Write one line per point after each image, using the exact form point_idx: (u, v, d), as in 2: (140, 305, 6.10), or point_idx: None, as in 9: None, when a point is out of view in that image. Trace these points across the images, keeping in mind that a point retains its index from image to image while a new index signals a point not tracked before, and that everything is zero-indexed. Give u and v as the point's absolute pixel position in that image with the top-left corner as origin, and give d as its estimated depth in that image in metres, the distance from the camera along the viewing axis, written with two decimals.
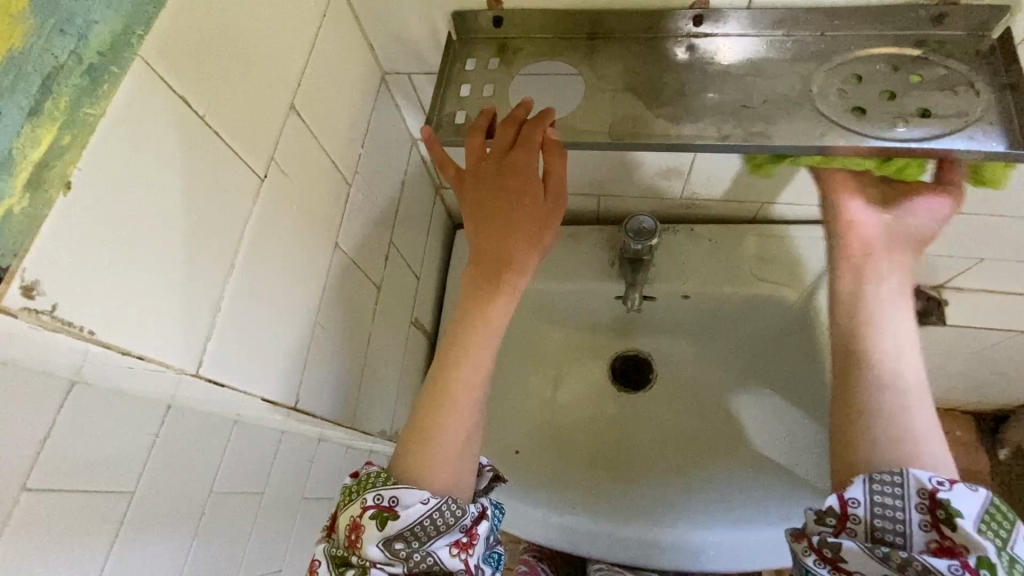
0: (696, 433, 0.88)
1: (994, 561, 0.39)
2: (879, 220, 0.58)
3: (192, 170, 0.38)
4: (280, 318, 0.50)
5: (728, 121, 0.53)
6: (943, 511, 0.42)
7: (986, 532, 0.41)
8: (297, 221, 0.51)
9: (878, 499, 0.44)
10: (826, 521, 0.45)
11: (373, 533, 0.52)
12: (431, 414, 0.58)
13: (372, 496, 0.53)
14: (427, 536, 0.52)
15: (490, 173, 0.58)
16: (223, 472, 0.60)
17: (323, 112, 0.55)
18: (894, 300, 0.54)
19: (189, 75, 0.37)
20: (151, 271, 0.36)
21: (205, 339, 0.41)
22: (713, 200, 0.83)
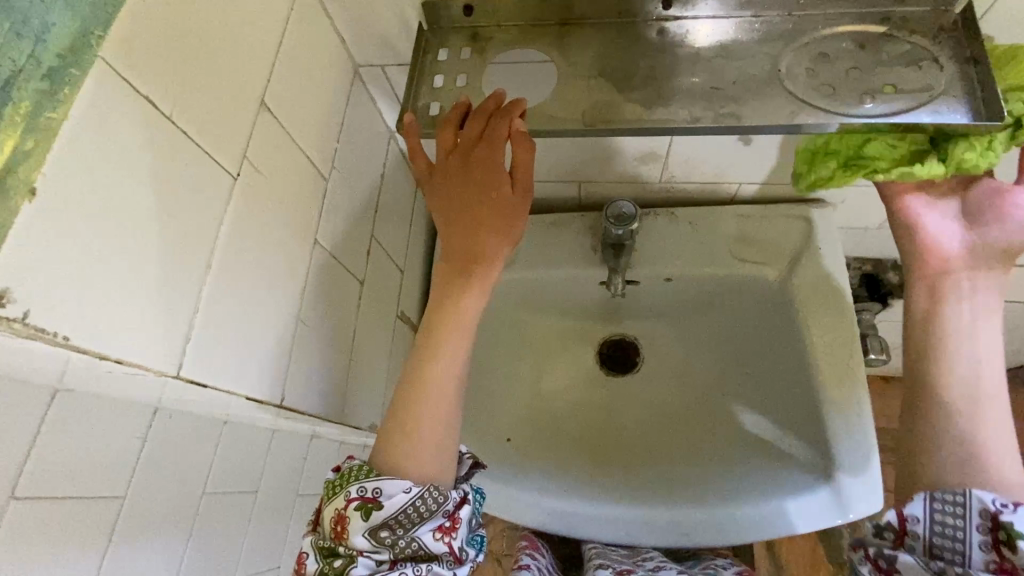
0: (683, 411, 0.90)
1: None
2: (950, 231, 0.54)
3: (160, 172, 0.38)
4: (261, 317, 0.50)
5: (700, 103, 0.53)
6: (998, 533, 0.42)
7: None
8: (273, 218, 0.51)
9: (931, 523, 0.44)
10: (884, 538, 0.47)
11: (359, 523, 0.53)
12: (412, 402, 0.58)
13: (356, 488, 0.54)
14: (412, 522, 0.53)
15: (455, 166, 0.59)
16: (214, 473, 0.59)
17: (295, 107, 0.54)
18: (980, 322, 0.51)
19: (153, 74, 0.37)
20: (124, 275, 0.36)
21: (185, 340, 0.41)
22: (692, 182, 0.83)
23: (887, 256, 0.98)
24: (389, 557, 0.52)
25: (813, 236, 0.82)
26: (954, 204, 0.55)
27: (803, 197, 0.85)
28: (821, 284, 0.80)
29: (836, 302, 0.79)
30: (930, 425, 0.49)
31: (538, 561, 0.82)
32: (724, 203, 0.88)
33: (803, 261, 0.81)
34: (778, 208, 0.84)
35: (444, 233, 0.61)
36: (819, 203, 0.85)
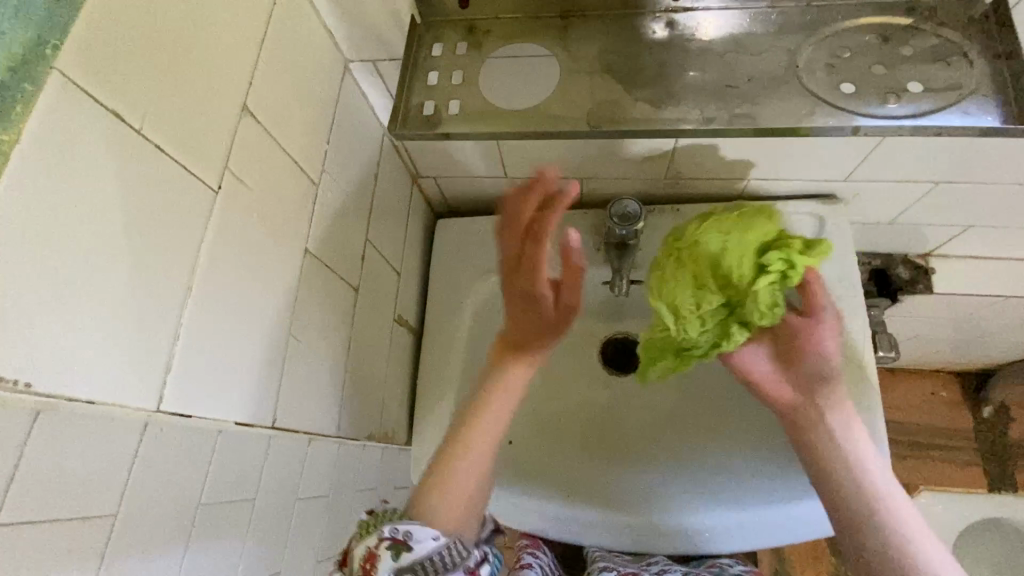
0: (688, 412, 0.87)
1: None
2: (774, 370, 0.65)
3: (133, 191, 0.35)
4: (249, 335, 0.48)
5: (712, 102, 0.50)
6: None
7: None
8: (260, 230, 0.48)
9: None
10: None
11: (388, 562, 0.51)
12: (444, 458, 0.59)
13: (387, 529, 0.52)
14: (441, 568, 0.52)
15: (530, 249, 0.57)
16: (214, 479, 0.46)
17: (280, 110, 0.51)
18: (851, 441, 0.60)
19: (117, 85, 0.34)
20: (94, 307, 0.34)
21: (164, 371, 0.40)
22: (699, 177, 0.80)
23: (898, 249, 0.95)
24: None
25: (827, 230, 0.80)
26: (763, 343, 0.64)
27: (814, 192, 0.82)
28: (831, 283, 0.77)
29: (848, 304, 0.76)
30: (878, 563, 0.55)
31: (541, 559, 0.81)
32: (732, 199, 0.85)
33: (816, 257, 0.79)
34: (787, 205, 0.81)
35: (505, 319, 0.63)
36: (832, 199, 0.81)
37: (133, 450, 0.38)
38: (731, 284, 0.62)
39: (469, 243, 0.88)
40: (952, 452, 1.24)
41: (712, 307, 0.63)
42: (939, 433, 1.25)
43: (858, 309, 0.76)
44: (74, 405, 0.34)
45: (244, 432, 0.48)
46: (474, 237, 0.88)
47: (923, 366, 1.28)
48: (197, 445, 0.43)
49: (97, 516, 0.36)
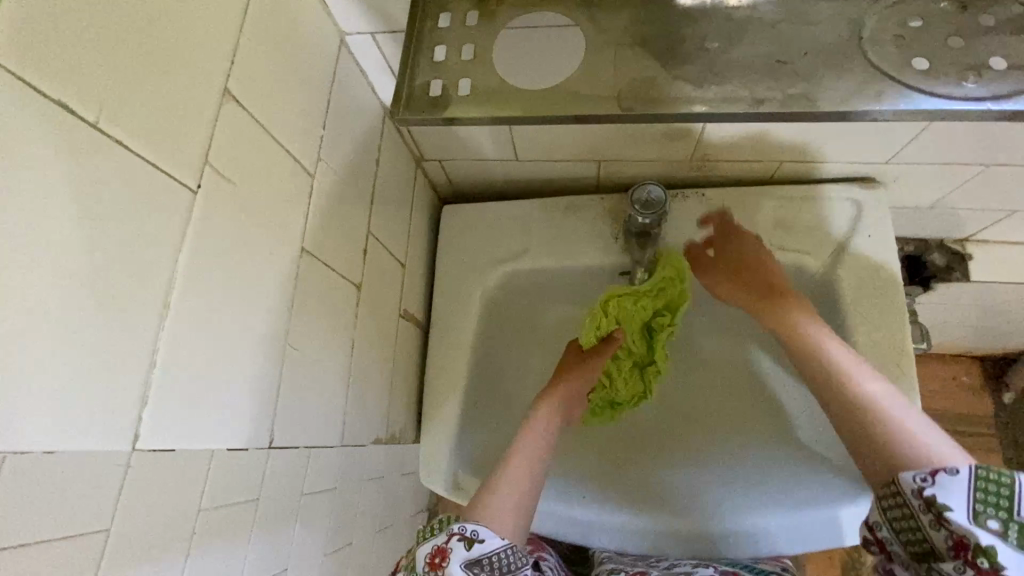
0: (707, 408, 0.84)
1: (991, 545, 0.36)
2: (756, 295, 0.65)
3: (84, 195, 0.30)
4: (241, 352, 0.42)
5: (762, 80, 0.45)
6: (983, 476, 0.38)
7: (983, 516, 0.37)
8: (253, 230, 0.43)
9: (971, 501, 0.38)
10: (907, 514, 0.40)
11: (459, 553, 0.51)
12: (487, 489, 0.57)
13: (458, 525, 0.53)
14: (507, 568, 0.51)
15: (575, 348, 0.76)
16: (209, 495, 0.40)
17: (267, 92, 0.45)
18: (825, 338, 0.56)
19: (64, 72, 0.28)
20: (48, 336, 0.28)
21: (139, 408, 0.33)
22: (728, 159, 0.73)
23: (933, 234, 0.89)
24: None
25: (866, 214, 0.73)
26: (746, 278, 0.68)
27: (850, 175, 0.75)
28: (871, 274, 0.72)
29: (888, 296, 0.71)
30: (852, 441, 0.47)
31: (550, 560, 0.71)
32: (760, 182, 0.78)
33: (852, 246, 0.73)
34: (820, 188, 0.75)
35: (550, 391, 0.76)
36: (870, 181, 0.75)
37: (115, 492, 0.33)
38: (632, 352, 0.77)
39: (478, 231, 0.83)
40: (972, 440, 1.19)
41: (626, 366, 0.77)
42: (958, 420, 1.21)
43: (899, 302, 0.70)
44: (39, 444, 0.28)
45: (239, 459, 0.43)
46: (483, 225, 0.83)
47: (943, 352, 1.23)
48: (185, 485, 0.38)
49: (90, 533, 0.31)
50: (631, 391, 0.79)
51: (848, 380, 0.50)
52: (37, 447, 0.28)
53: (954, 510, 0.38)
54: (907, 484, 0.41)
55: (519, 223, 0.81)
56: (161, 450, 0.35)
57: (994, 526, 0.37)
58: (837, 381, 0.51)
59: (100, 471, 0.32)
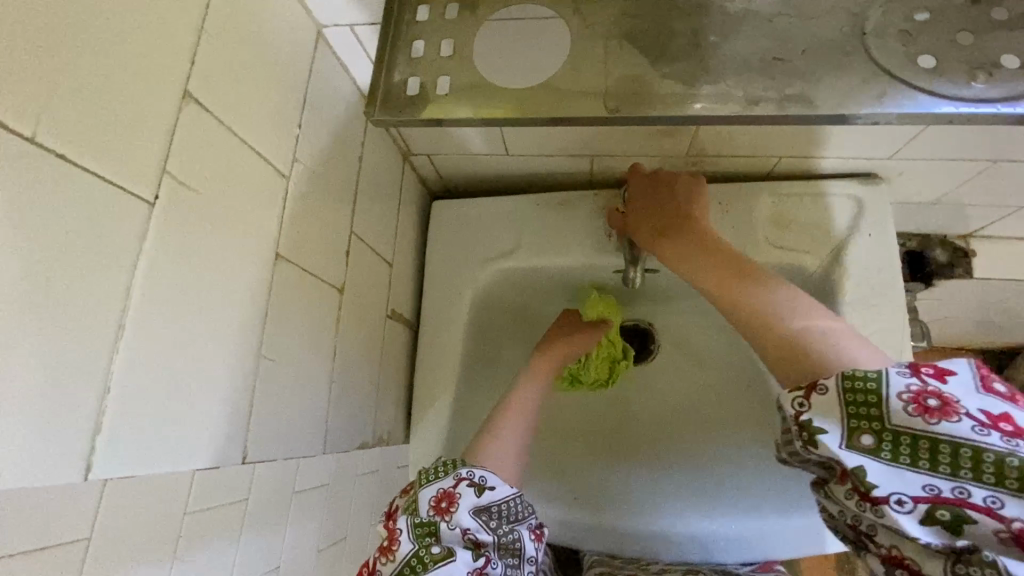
0: (700, 406, 0.82)
1: (861, 465, 0.36)
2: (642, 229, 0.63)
3: (20, 215, 0.28)
4: (208, 367, 0.40)
5: (758, 79, 0.42)
6: (849, 387, 0.37)
7: (854, 434, 0.37)
8: (218, 240, 0.41)
9: (844, 420, 0.37)
10: (792, 442, 0.40)
11: (468, 499, 0.54)
12: (485, 435, 0.62)
13: (467, 471, 0.56)
14: (513, 516, 0.55)
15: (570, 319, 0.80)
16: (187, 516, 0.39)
17: (233, 91, 0.43)
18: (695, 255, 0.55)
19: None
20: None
21: (90, 438, 0.32)
22: (723, 155, 0.70)
23: (938, 230, 0.87)
24: (488, 545, 0.52)
25: (867, 212, 0.71)
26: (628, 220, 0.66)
27: (851, 171, 0.73)
28: (870, 274, 0.70)
29: (889, 298, 0.68)
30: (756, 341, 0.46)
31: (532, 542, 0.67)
32: (758, 178, 0.76)
33: (852, 246, 0.71)
34: (819, 185, 0.73)
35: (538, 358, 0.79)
36: (872, 177, 0.72)
37: (88, 510, 0.32)
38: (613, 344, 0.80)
39: (468, 228, 0.81)
40: None
41: (605, 351, 0.80)
42: None
43: (899, 304, 0.68)
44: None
45: (212, 478, 0.41)
46: (473, 221, 0.81)
47: (946, 347, 1.21)
48: (159, 498, 0.37)
49: (71, 542, 0.31)
50: (598, 381, 0.81)
51: (756, 288, 0.48)
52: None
53: (827, 432, 0.37)
54: (788, 409, 0.40)
55: (509, 220, 0.79)
56: (125, 468, 0.34)
57: (868, 442, 0.36)
58: (750, 305, 0.47)
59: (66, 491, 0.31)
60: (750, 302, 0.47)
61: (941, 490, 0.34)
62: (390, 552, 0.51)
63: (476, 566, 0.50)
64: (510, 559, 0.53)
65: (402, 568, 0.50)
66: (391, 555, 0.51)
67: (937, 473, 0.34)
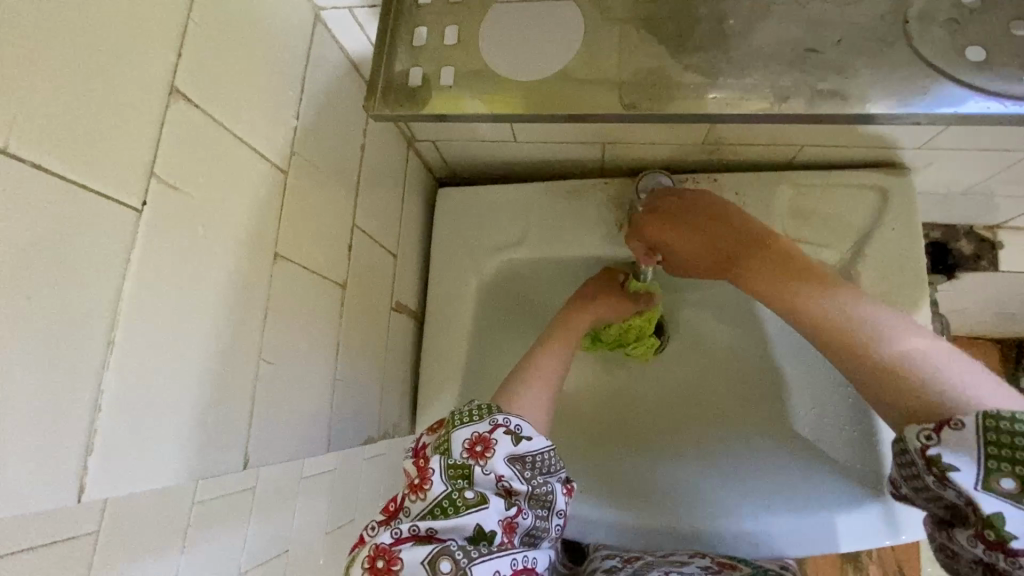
0: (707, 399, 0.81)
1: (999, 509, 0.34)
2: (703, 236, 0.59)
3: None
4: (205, 378, 0.39)
5: (790, 72, 0.40)
6: (992, 426, 0.35)
7: (991, 474, 0.35)
8: (213, 243, 0.39)
9: (982, 461, 0.35)
10: (915, 474, 0.38)
11: (504, 447, 0.47)
12: (516, 383, 0.60)
13: (504, 417, 0.50)
14: (547, 468, 0.49)
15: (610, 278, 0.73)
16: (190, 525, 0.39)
17: (225, 84, 0.40)
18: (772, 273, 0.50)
19: None
20: None
21: (81, 459, 0.31)
22: (743, 144, 0.67)
23: (964, 220, 0.83)
24: (521, 495, 0.47)
25: (892, 205, 0.67)
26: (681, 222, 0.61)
27: (877, 161, 0.69)
28: (895, 270, 0.66)
29: (914, 295, 0.65)
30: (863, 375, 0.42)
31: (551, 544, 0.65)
32: (777, 167, 0.72)
33: (875, 240, 0.67)
34: (843, 175, 0.69)
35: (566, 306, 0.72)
36: (898, 167, 0.69)
37: (85, 517, 0.32)
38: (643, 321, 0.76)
39: (473, 218, 0.78)
40: None
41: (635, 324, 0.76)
42: None
43: (924, 302, 0.65)
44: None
45: (216, 483, 0.41)
46: (479, 211, 0.78)
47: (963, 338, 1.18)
48: (164, 501, 0.37)
49: (77, 536, 0.31)
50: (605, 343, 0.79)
51: (844, 313, 0.45)
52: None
53: (959, 471, 0.35)
54: (911, 442, 0.38)
55: (517, 209, 0.77)
56: (124, 484, 0.34)
57: (1009, 487, 0.34)
58: (845, 333, 0.44)
59: (64, 513, 0.30)
60: (849, 329, 0.44)
61: None
62: (420, 492, 0.46)
63: (507, 515, 0.45)
64: (540, 512, 0.49)
65: (432, 509, 0.45)
66: (422, 494, 0.46)
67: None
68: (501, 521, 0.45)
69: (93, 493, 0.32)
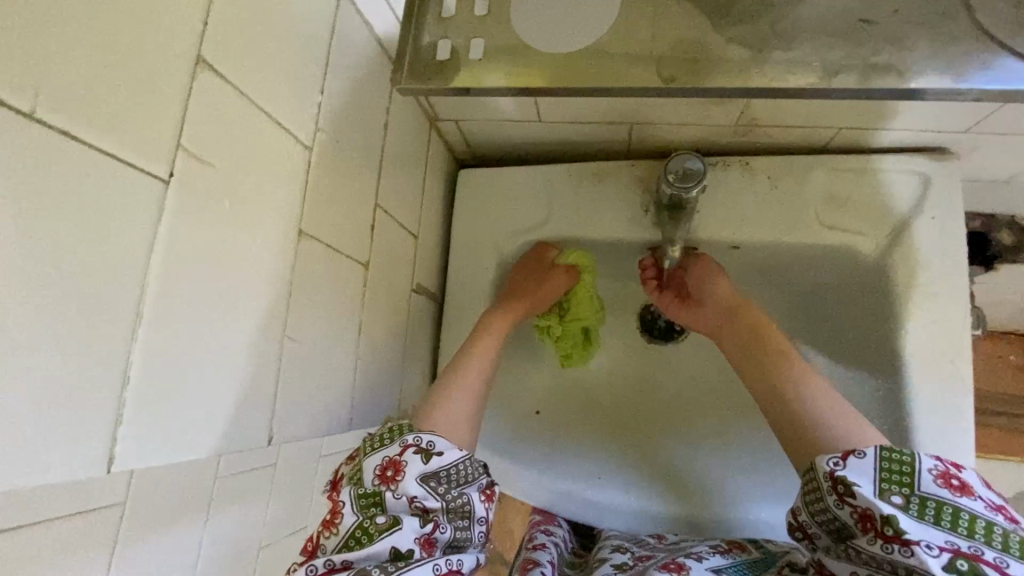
0: (730, 388, 0.79)
1: (892, 513, 0.38)
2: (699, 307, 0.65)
3: (11, 197, 0.26)
4: (229, 355, 0.39)
5: (840, 44, 0.38)
6: (887, 455, 0.40)
7: (886, 491, 0.39)
8: (238, 218, 0.39)
9: (878, 478, 0.40)
10: (820, 494, 0.42)
11: (415, 466, 0.45)
12: (438, 392, 0.55)
13: (414, 436, 0.47)
14: (464, 479, 0.47)
15: (536, 268, 0.71)
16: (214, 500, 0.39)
17: (251, 57, 0.39)
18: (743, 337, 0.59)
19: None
20: (14, 351, 0.26)
21: (111, 430, 0.31)
22: (777, 126, 0.64)
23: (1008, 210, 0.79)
24: (437, 511, 0.45)
25: (933, 191, 0.64)
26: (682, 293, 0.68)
27: (919, 145, 0.66)
28: (935, 261, 0.63)
29: (954, 288, 0.63)
30: (788, 420, 0.49)
31: (555, 538, 0.67)
32: (812, 150, 0.70)
33: (914, 227, 0.64)
34: (882, 159, 0.66)
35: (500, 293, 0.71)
36: (941, 151, 0.66)
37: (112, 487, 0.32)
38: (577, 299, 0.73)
39: (494, 199, 0.77)
40: None
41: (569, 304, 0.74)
42: None
43: (964, 294, 0.63)
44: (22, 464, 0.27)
45: (238, 460, 0.41)
46: (500, 192, 0.77)
47: None
48: (189, 474, 0.37)
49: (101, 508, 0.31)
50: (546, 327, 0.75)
51: (787, 372, 0.52)
52: (17, 470, 0.27)
53: (857, 482, 0.40)
54: (821, 467, 0.42)
55: (539, 192, 0.75)
56: (151, 459, 0.34)
57: (897, 500, 0.39)
58: (782, 391, 0.51)
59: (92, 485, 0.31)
60: (783, 384, 0.51)
61: (943, 545, 0.37)
62: (332, 526, 0.44)
63: (424, 532, 0.44)
64: (460, 523, 0.46)
65: (346, 541, 0.43)
66: (335, 529, 0.44)
67: (958, 532, 0.37)
68: (417, 539, 0.43)
69: (120, 467, 0.32)
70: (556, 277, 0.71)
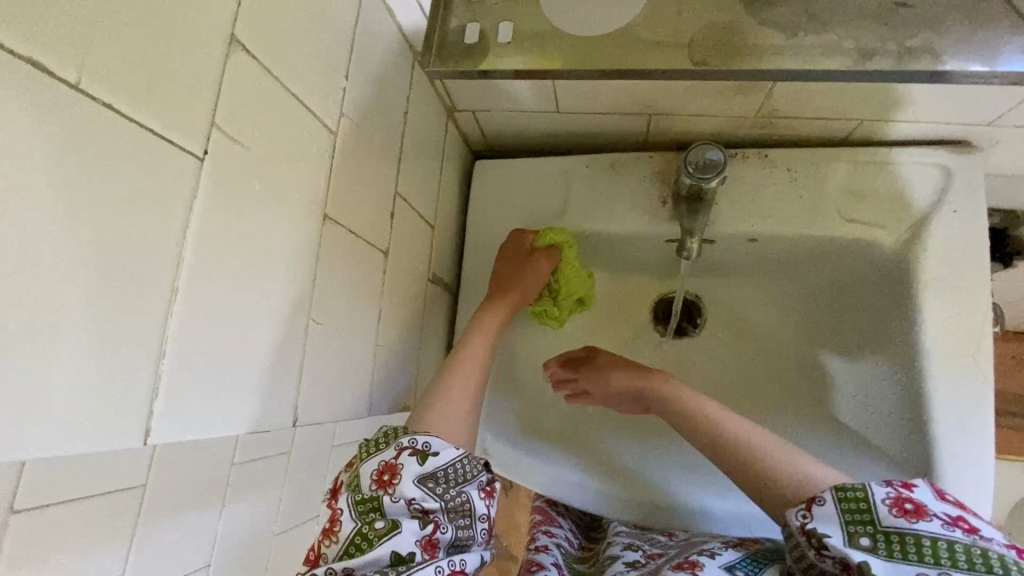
0: None
1: (863, 558, 0.34)
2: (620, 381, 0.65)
3: (62, 166, 0.26)
4: (255, 337, 0.39)
5: (876, 27, 0.40)
6: (840, 497, 0.37)
7: (853, 535, 0.36)
8: (267, 200, 0.39)
9: (842, 523, 0.36)
10: (804, 554, 0.38)
11: (411, 468, 0.44)
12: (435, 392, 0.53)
13: (409, 438, 0.46)
14: (462, 477, 0.46)
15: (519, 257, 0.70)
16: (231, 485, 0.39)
17: (283, 39, 0.40)
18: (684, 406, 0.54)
19: (52, 31, 0.25)
20: (56, 322, 0.27)
21: (146, 406, 0.32)
22: (798, 117, 0.64)
23: None
24: (436, 512, 0.44)
25: (955, 185, 0.64)
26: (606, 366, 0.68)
27: (940, 138, 0.66)
28: (954, 256, 0.63)
29: (975, 283, 0.62)
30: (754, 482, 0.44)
31: (557, 538, 0.66)
32: (831, 143, 0.69)
33: (935, 221, 0.64)
34: (903, 152, 0.65)
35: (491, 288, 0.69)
36: (963, 145, 0.65)
37: (147, 460, 0.32)
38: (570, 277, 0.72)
39: (510, 191, 0.77)
40: None
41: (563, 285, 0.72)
42: None
43: (984, 288, 0.62)
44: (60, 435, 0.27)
45: (257, 444, 0.41)
46: (516, 184, 0.77)
47: None
48: (216, 452, 0.37)
49: (127, 489, 0.31)
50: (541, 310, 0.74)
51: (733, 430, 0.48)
52: (55, 440, 0.27)
53: (826, 531, 0.36)
54: (791, 522, 0.39)
55: (555, 184, 0.75)
56: (178, 439, 0.34)
57: (866, 541, 0.35)
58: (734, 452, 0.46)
59: (124, 460, 0.31)
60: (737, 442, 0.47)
61: None
62: (331, 535, 0.43)
63: (424, 534, 0.42)
64: (462, 522, 0.44)
65: (346, 548, 0.42)
66: (334, 536, 0.43)
67: (926, 563, 0.33)
68: (418, 541, 0.42)
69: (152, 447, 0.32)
70: (539, 262, 0.69)
